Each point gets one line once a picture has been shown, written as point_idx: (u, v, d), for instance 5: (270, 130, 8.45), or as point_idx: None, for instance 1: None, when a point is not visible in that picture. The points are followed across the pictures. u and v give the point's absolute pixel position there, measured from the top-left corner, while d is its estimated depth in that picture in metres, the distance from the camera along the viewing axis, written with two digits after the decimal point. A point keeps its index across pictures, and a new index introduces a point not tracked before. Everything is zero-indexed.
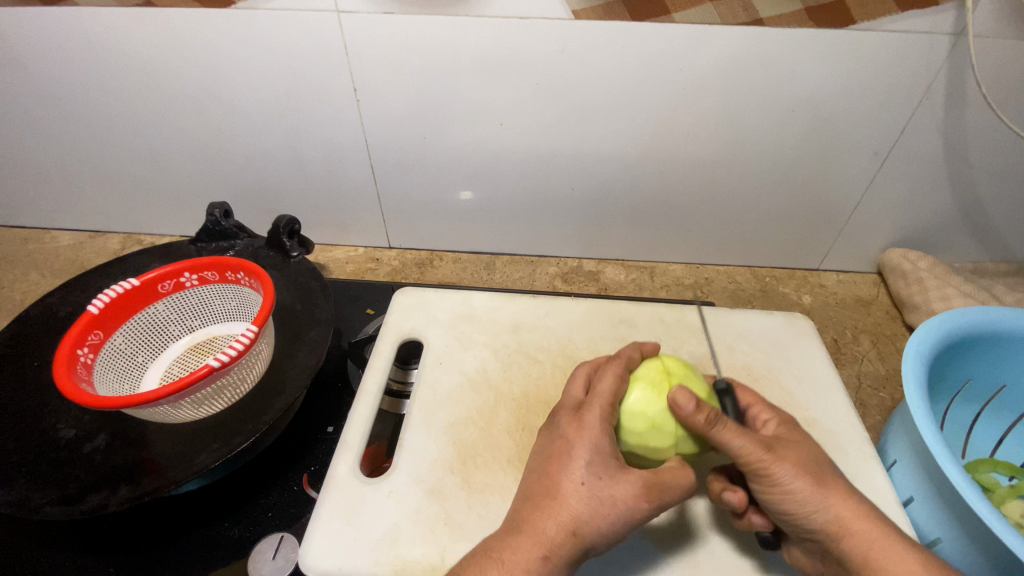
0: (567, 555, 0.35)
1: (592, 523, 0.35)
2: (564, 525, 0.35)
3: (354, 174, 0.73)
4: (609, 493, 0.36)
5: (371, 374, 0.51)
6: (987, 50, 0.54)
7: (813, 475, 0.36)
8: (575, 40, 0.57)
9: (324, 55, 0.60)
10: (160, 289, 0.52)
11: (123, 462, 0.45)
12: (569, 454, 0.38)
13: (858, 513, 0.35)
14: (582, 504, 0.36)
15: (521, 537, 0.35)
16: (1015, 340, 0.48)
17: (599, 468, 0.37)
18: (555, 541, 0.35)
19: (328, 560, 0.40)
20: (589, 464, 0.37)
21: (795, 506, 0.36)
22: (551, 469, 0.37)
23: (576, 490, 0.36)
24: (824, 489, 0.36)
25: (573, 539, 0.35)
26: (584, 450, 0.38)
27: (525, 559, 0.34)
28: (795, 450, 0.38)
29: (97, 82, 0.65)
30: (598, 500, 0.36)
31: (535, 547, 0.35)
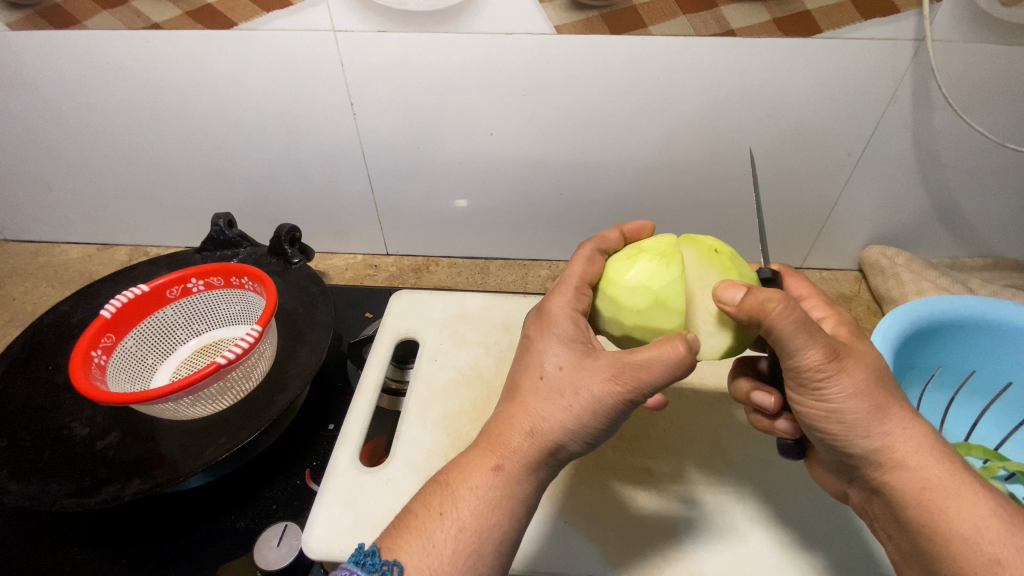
0: (522, 461, 0.37)
1: (548, 422, 0.37)
2: (523, 430, 0.37)
3: (352, 184, 0.76)
4: (566, 382, 0.38)
5: (369, 372, 0.54)
6: (948, 54, 0.57)
7: (874, 398, 0.36)
8: (557, 52, 0.60)
9: (322, 71, 0.63)
10: (168, 294, 0.55)
11: (134, 457, 0.48)
12: (529, 357, 0.40)
13: (918, 455, 0.36)
14: (540, 400, 0.38)
15: (474, 449, 0.38)
16: (979, 326, 0.50)
17: (561, 359, 0.39)
18: (510, 447, 0.37)
19: (329, 544, 0.42)
20: (549, 359, 0.39)
21: (850, 427, 0.37)
22: (517, 378, 0.40)
23: (534, 386, 0.38)
24: (878, 418, 0.36)
25: (530, 440, 0.37)
26: (546, 350, 0.40)
27: (475, 472, 0.36)
28: (859, 361, 0.37)
29: (106, 101, 0.68)
30: (556, 392, 0.38)
31: (491, 455, 0.37)
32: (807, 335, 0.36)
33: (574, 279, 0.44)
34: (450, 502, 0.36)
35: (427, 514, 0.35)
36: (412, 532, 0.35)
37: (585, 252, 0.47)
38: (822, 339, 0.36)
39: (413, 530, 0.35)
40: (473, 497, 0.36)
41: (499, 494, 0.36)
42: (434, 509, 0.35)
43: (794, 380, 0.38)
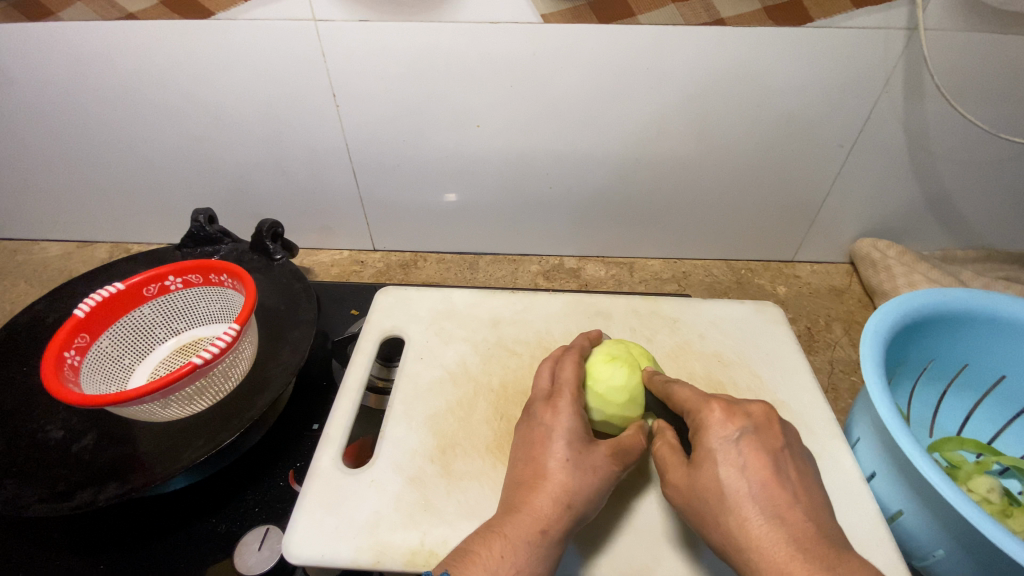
0: (562, 525, 0.37)
1: (583, 493, 0.37)
2: (557, 500, 0.37)
3: (337, 178, 0.75)
4: (589, 460, 0.39)
5: (354, 370, 0.52)
6: (940, 44, 0.56)
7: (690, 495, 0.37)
8: (544, 43, 0.59)
9: (304, 61, 0.61)
10: (146, 293, 0.53)
11: (110, 460, 0.46)
12: (547, 439, 0.40)
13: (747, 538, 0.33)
14: (569, 477, 0.38)
15: (517, 516, 0.37)
16: (971, 320, 0.50)
17: (577, 443, 0.39)
18: (549, 517, 0.37)
19: (310, 548, 0.41)
20: (564, 446, 0.39)
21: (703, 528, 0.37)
22: (536, 457, 0.39)
23: (561, 467, 0.38)
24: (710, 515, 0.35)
25: (567, 512, 0.37)
26: (563, 432, 0.40)
27: (522, 537, 0.36)
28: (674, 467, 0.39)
29: (81, 95, 0.66)
30: (583, 471, 0.38)
31: (533, 525, 0.36)
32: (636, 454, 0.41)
33: (572, 380, 0.44)
34: (503, 553, 0.35)
35: (489, 558, 0.35)
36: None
37: (572, 354, 0.47)
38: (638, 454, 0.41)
39: (477, 573, 0.34)
40: (527, 551, 0.35)
41: (544, 556, 0.35)
42: (493, 563, 0.34)
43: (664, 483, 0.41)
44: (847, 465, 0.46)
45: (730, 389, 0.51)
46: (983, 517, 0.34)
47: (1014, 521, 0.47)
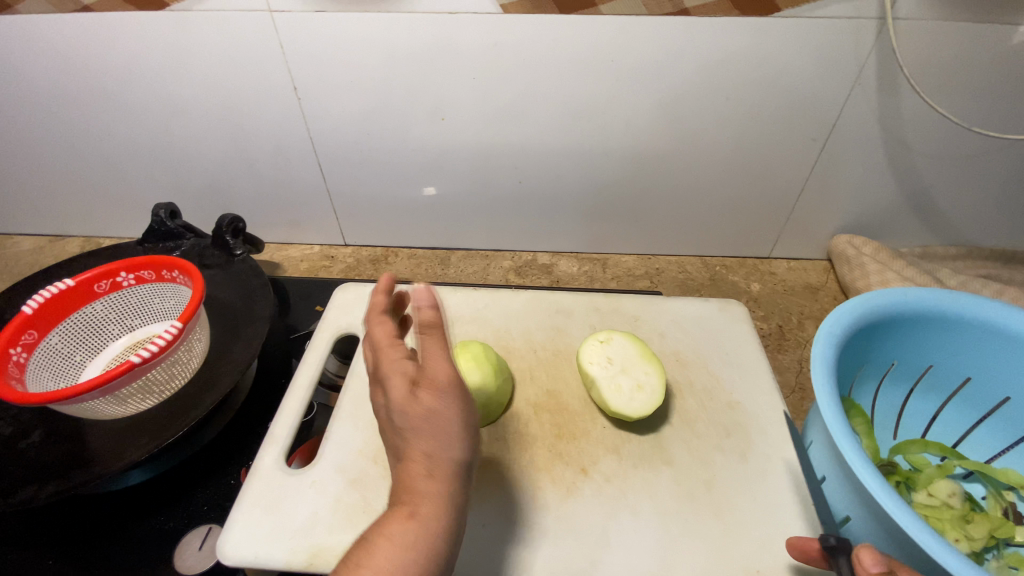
0: (440, 492, 0.29)
1: (441, 447, 0.30)
2: (417, 474, 0.29)
3: (304, 172, 0.74)
4: (424, 406, 0.30)
5: (304, 368, 0.52)
6: (911, 34, 0.54)
7: None
8: (506, 33, 0.58)
9: (263, 53, 0.60)
10: (97, 289, 0.53)
11: (55, 457, 0.46)
12: (386, 409, 0.31)
13: None
14: (425, 439, 0.30)
15: (384, 513, 0.28)
16: (934, 321, 0.48)
17: (407, 396, 0.30)
18: (416, 496, 0.28)
19: (244, 549, 0.40)
20: (399, 403, 0.30)
21: None
22: (390, 440, 0.32)
23: (413, 434, 0.30)
24: None
25: (434, 481, 0.29)
26: (392, 388, 0.31)
27: (389, 531, 0.27)
28: None
29: (43, 88, 0.65)
30: (428, 415, 0.30)
31: (406, 504, 0.28)
32: None
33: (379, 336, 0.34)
34: (384, 551, 0.26)
35: None
36: None
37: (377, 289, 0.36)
38: None
39: None
40: (398, 550, 0.27)
41: (431, 533, 0.27)
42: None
43: None
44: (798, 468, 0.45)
45: (685, 389, 0.50)
46: (922, 527, 0.34)
47: (974, 528, 0.45)
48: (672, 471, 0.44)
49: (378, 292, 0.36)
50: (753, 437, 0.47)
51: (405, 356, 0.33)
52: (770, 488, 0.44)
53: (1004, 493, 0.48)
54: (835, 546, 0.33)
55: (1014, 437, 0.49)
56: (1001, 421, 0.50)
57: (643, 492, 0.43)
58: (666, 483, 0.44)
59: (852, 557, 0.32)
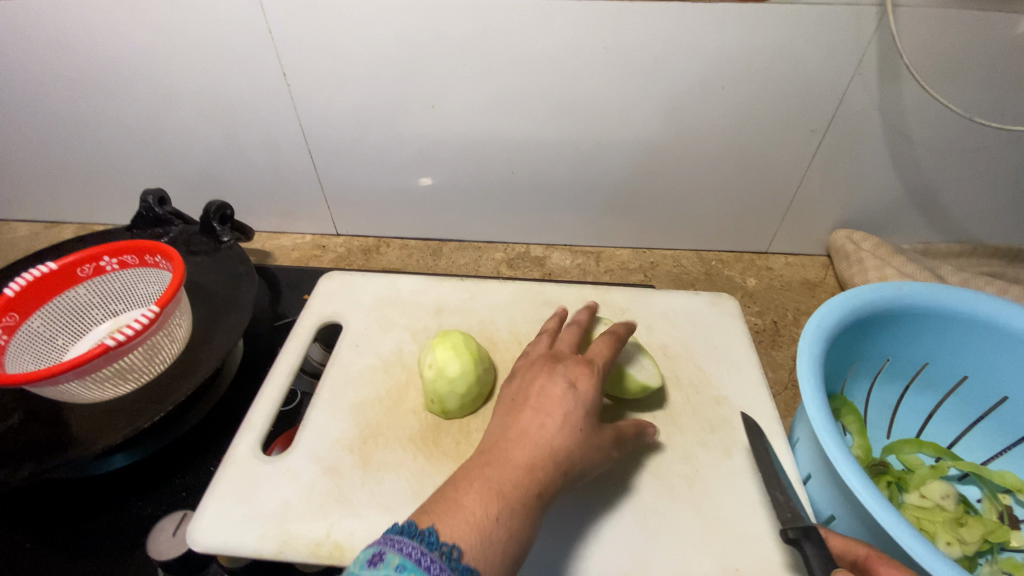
0: (552, 494, 0.34)
1: (580, 464, 0.36)
2: (558, 465, 0.35)
3: (295, 160, 0.73)
4: (594, 439, 0.37)
5: (284, 356, 0.51)
6: (913, 21, 0.53)
7: None
8: (495, 18, 0.57)
9: (251, 38, 0.60)
10: (80, 273, 0.53)
11: (32, 439, 0.46)
12: (566, 399, 0.38)
13: None
14: (576, 446, 0.36)
15: (514, 471, 0.33)
16: (929, 317, 0.47)
17: (586, 418, 0.37)
18: (546, 480, 0.34)
19: (214, 535, 0.40)
20: (575, 411, 0.37)
21: None
22: (547, 406, 0.37)
23: (570, 432, 0.36)
24: None
25: (563, 478, 0.35)
26: (583, 396, 0.38)
27: (518, 491, 0.32)
28: None
29: (34, 73, 0.65)
30: (583, 418, 0.37)
31: (529, 475, 0.33)
32: None
33: (599, 359, 0.42)
34: (497, 499, 0.32)
35: (479, 515, 0.31)
36: (466, 524, 0.30)
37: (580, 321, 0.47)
38: None
39: (465, 520, 0.30)
40: (518, 510, 0.32)
41: (536, 514, 0.33)
42: (489, 511, 0.31)
43: None
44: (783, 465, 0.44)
45: (671, 383, 0.49)
46: (906, 530, 0.33)
47: (966, 532, 0.43)
48: (653, 465, 0.43)
49: (577, 325, 0.47)
50: (738, 433, 0.46)
51: (581, 373, 0.40)
52: (754, 484, 0.42)
53: (1001, 496, 0.47)
54: (796, 534, 0.35)
55: (1012, 438, 0.47)
56: (999, 421, 0.48)
57: (622, 486, 0.42)
58: (646, 477, 0.43)
59: (816, 543, 0.34)
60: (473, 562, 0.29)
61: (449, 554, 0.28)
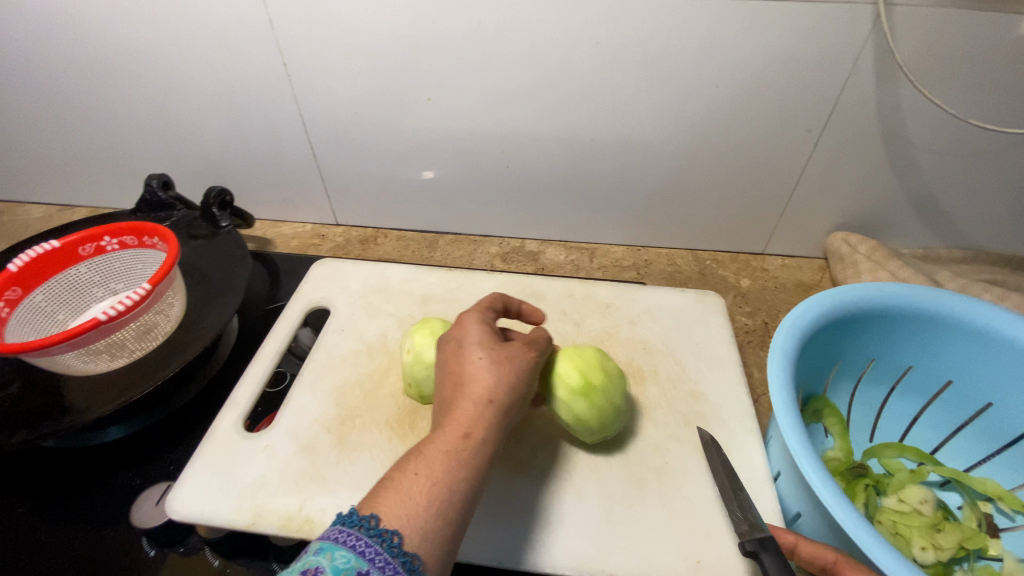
0: (484, 427, 0.35)
1: (500, 388, 0.37)
2: (478, 400, 0.36)
3: (296, 150, 0.75)
4: (498, 362, 0.38)
5: (272, 338, 0.53)
6: (909, 21, 0.52)
7: None
8: (490, 13, 0.57)
9: (253, 30, 0.61)
10: (81, 252, 0.55)
11: (28, 407, 0.48)
12: (460, 351, 0.39)
13: None
14: (484, 377, 0.37)
15: (440, 427, 0.35)
16: (912, 319, 0.46)
17: (481, 354, 0.39)
18: (470, 420, 0.35)
19: (191, 505, 0.41)
20: (470, 356, 0.39)
21: None
22: (453, 367, 0.39)
23: (475, 369, 0.38)
24: None
25: (488, 408, 0.36)
26: (471, 340, 0.40)
27: (442, 442, 0.33)
28: None
29: (48, 60, 0.68)
30: (495, 365, 0.38)
31: (453, 430, 0.34)
32: None
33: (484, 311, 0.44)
34: (427, 457, 0.33)
35: (409, 475, 0.32)
36: (397, 487, 0.31)
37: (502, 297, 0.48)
38: None
39: (396, 482, 0.31)
40: (449, 455, 0.33)
41: (469, 456, 0.33)
42: (415, 469, 0.32)
43: None
44: (753, 462, 0.44)
45: (649, 377, 0.49)
46: (860, 526, 0.33)
47: (942, 537, 0.43)
48: (623, 456, 0.44)
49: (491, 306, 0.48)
50: (712, 429, 0.46)
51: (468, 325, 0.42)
52: None
53: (980, 503, 0.46)
54: (754, 548, 0.33)
55: (994, 445, 0.47)
56: (981, 427, 0.47)
57: (590, 475, 0.43)
58: (615, 466, 0.43)
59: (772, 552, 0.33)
60: (399, 530, 0.29)
61: (390, 541, 0.28)
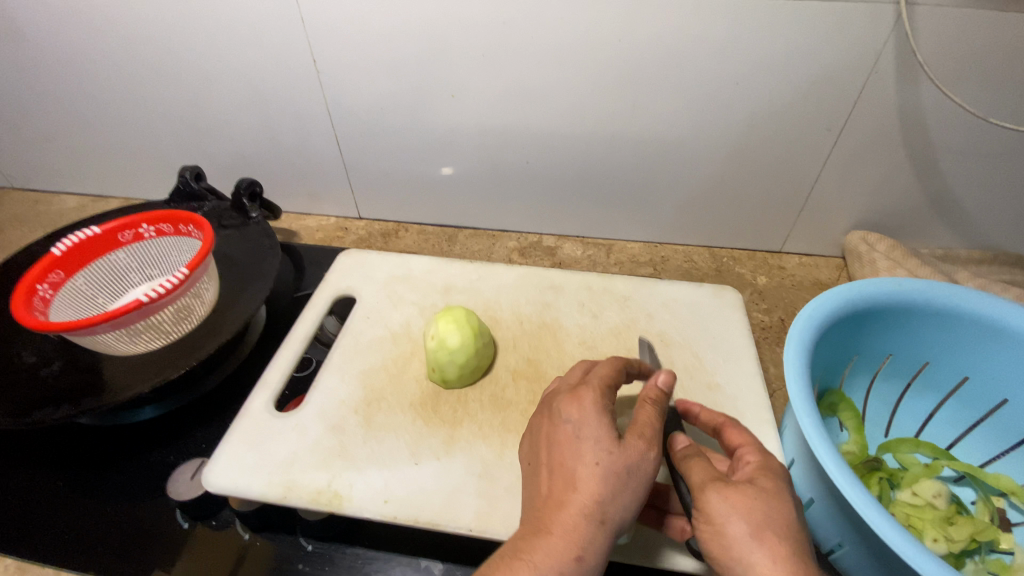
0: (597, 544, 0.34)
1: (616, 504, 0.35)
2: (591, 515, 0.34)
3: (322, 144, 0.77)
4: (618, 466, 0.36)
5: (301, 324, 0.55)
6: (931, 20, 0.52)
7: (749, 519, 0.32)
8: (515, 12, 0.59)
9: (284, 28, 0.64)
10: (121, 238, 0.57)
11: (71, 384, 0.50)
12: (576, 442, 0.37)
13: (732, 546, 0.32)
14: (600, 487, 0.35)
15: (549, 539, 0.33)
16: (930, 315, 0.47)
17: (603, 451, 0.36)
18: (582, 536, 0.34)
19: (226, 478, 0.43)
20: (589, 452, 0.36)
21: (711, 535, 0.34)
22: (566, 461, 0.37)
23: (591, 473, 0.35)
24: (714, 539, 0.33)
25: (601, 527, 0.34)
26: (591, 430, 0.37)
27: (554, 563, 0.32)
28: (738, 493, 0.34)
29: (88, 55, 0.71)
30: (612, 477, 0.35)
31: (566, 546, 0.33)
32: (704, 489, 0.35)
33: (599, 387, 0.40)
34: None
35: None
36: None
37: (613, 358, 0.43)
38: (702, 477, 0.36)
39: None
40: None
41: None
42: None
43: (700, 471, 0.37)
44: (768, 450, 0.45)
45: (666, 368, 0.51)
46: (870, 507, 0.34)
47: (954, 530, 0.43)
48: None
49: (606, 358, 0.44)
50: None
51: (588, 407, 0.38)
52: None
53: (994, 499, 0.46)
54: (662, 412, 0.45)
55: (1010, 441, 0.47)
56: (996, 424, 0.48)
57: None
58: None
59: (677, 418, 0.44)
60: None
61: None
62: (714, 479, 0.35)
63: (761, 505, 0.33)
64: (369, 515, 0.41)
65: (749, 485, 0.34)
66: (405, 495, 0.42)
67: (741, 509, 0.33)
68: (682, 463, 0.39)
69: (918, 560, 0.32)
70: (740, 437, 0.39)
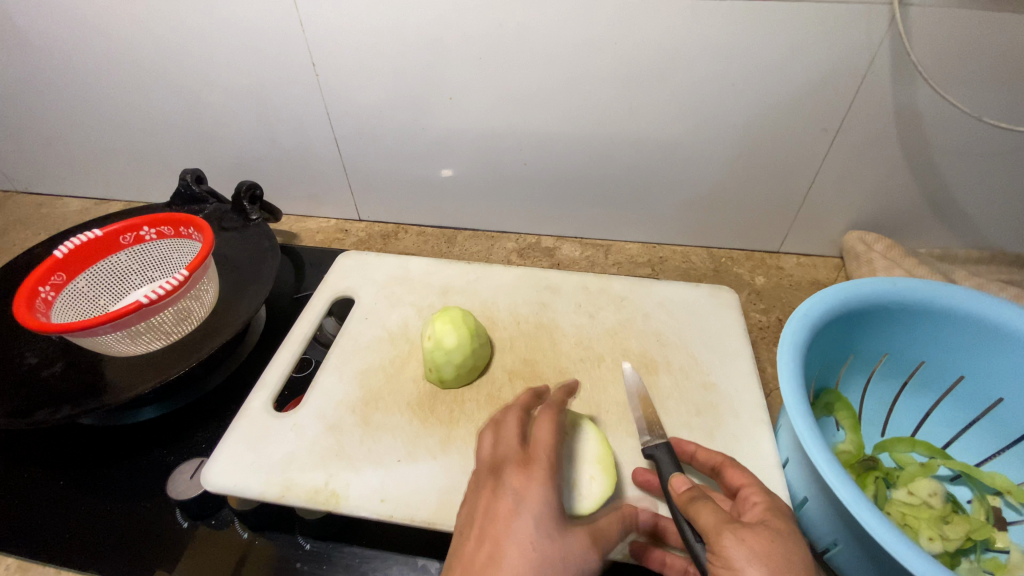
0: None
1: (518, 535, 0.32)
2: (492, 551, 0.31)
3: (321, 147, 0.77)
4: (517, 499, 0.34)
5: (300, 325, 0.56)
6: (925, 20, 0.53)
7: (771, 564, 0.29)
8: (511, 16, 0.59)
9: (284, 33, 0.64)
10: (122, 240, 0.58)
11: (72, 385, 0.51)
12: (487, 489, 0.36)
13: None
14: (501, 524, 0.33)
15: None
16: (925, 314, 0.47)
17: (504, 489, 0.35)
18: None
19: (225, 477, 0.44)
20: (494, 494, 0.35)
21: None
22: (477, 507, 0.35)
23: (493, 516, 0.34)
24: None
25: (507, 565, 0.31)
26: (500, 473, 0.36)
27: None
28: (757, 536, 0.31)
29: (91, 60, 0.71)
30: (513, 512, 0.33)
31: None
32: (717, 533, 0.32)
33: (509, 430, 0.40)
34: None
35: None
36: None
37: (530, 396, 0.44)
38: (712, 520, 0.33)
39: None
40: None
41: None
42: None
43: (710, 512, 0.34)
44: (762, 449, 0.45)
45: (662, 368, 0.51)
46: (860, 501, 0.34)
47: (949, 529, 0.43)
48: (635, 442, 0.46)
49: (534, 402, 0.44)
50: (724, 418, 0.47)
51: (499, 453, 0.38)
52: None
53: (990, 497, 0.46)
54: (654, 449, 0.42)
55: (1006, 440, 0.47)
56: (992, 423, 0.48)
57: None
58: (630, 450, 0.46)
59: (670, 451, 0.41)
60: None
61: None
62: (726, 523, 0.32)
63: (780, 547, 0.30)
64: (365, 514, 0.41)
65: (763, 530, 0.32)
66: (402, 494, 0.42)
67: (759, 553, 0.30)
68: (685, 504, 0.36)
69: (908, 558, 0.32)
70: (739, 478, 0.38)
